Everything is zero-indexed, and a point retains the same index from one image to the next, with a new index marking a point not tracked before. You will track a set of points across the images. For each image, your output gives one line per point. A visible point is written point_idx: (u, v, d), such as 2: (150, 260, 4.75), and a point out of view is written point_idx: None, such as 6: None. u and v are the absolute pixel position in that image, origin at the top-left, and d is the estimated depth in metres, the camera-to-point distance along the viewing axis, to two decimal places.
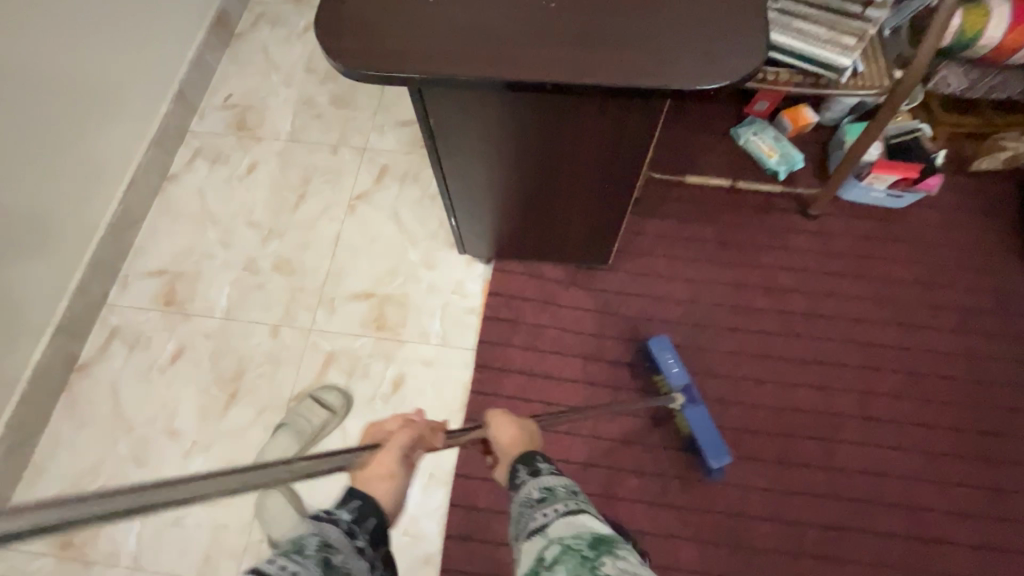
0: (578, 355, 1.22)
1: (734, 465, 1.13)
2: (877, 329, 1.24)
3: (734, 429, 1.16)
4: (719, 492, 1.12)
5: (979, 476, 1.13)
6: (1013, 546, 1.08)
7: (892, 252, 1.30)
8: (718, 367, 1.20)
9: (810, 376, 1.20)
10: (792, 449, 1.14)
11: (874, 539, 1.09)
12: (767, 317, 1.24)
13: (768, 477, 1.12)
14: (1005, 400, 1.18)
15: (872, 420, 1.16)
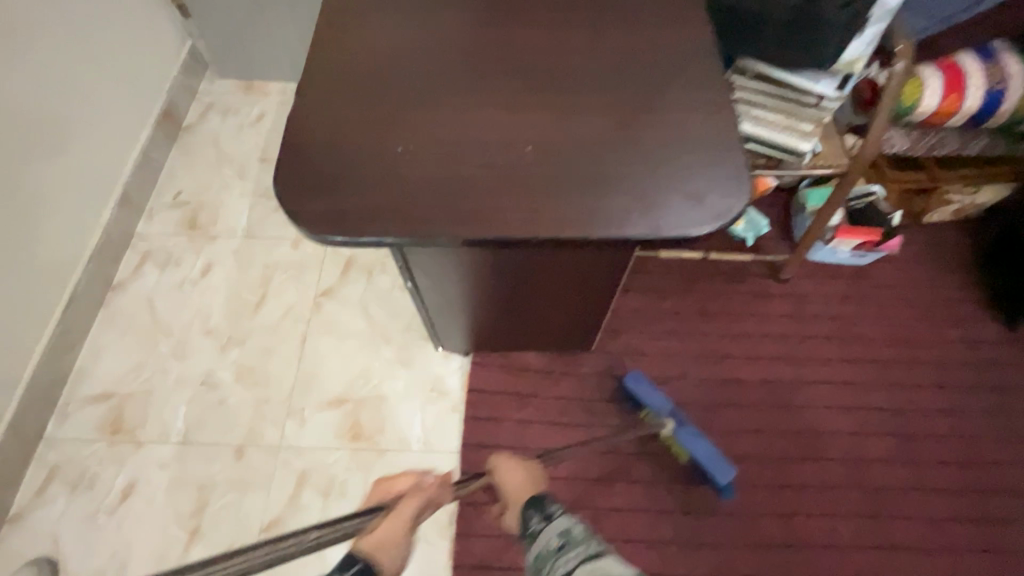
0: (570, 450, 1.16)
1: (744, 554, 1.08)
2: (864, 391, 1.23)
3: (739, 514, 1.11)
4: None
5: (987, 541, 1.11)
6: None
7: (865, 312, 1.32)
8: (715, 447, 1.17)
9: (806, 447, 1.18)
10: (800, 531, 1.11)
11: None
12: (755, 390, 1.23)
13: (780, 563, 1.08)
14: (995, 454, 1.19)
15: (872, 490, 1.15)
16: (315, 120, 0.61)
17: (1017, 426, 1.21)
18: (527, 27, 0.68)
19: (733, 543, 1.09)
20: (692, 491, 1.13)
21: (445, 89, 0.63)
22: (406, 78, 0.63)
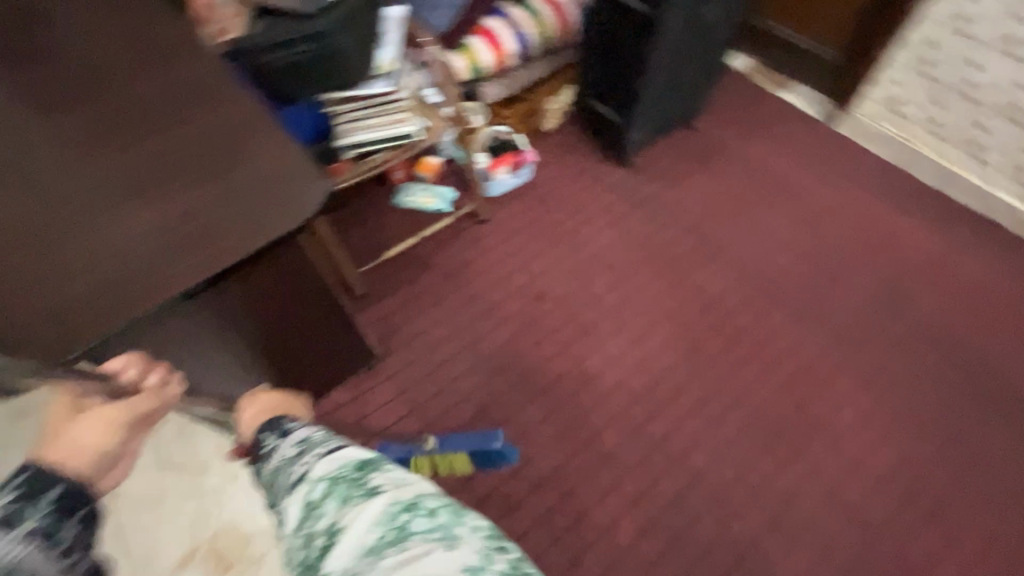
0: (583, 349, 1.40)
1: (733, 343, 1.42)
2: (729, 204, 1.67)
3: (713, 320, 1.45)
4: (744, 368, 1.39)
5: (862, 293, 1.50)
6: (894, 270, 1.55)
7: (708, 187, 1.70)
8: (670, 287, 1.50)
9: (723, 255, 1.56)
10: (758, 354, 1.40)
11: (837, 323, 1.46)
12: (673, 276, 1.52)
13: (757, 335, 1.43)
14: (832, 237, 1.61)
15: (783, 300, 1.48)
16: (114, 345, 0.83)
17: (832, 214, 1.65)
18: (218, 173, 0.79)
19: (722, 340, 1.43)
20: (677, 324, 1.45)
21: (209, 218, 0.76)
22: (97, 267, 0.72)
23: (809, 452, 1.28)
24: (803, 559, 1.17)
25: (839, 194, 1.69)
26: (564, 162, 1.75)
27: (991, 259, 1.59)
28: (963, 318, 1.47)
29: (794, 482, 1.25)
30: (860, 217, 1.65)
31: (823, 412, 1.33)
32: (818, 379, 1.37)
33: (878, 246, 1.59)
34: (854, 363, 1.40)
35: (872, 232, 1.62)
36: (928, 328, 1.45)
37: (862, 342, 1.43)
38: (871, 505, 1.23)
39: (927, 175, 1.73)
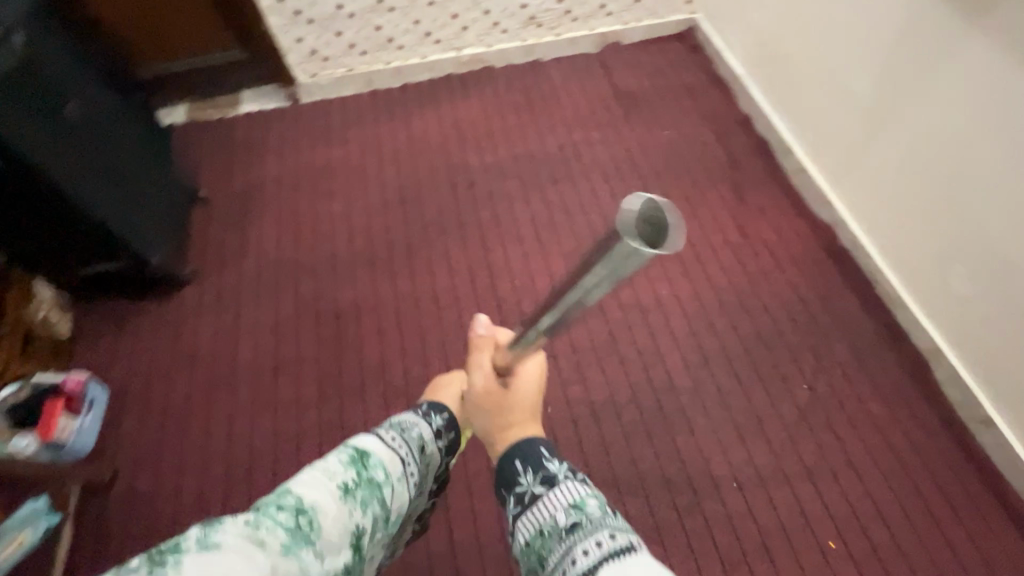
0: (330, 440, 1.28)
1: (414, 303, 1.47)
2: (301, 221, 1.64)
3: (385, 305, 1.47)
4: (436, 308, 1.45)
5: (442, 190, 1.69)
6: (438, 153, 1.78)
7: (274, 230, 1.62)
8: (332, 321, 1.45)
9: (338, 260, 1.55)
10: (437, 293, 1.48)
11: (450, 217, 1.62)
12: (327, 315, 1.45)
13: (419, 279, 1.51)
14: (389, 174, 1.73)
15: (409, 244, 1.57)
16: None
17: (367, 157, 1.78)
18: None
19: (406, 309, 1.46)
20: (367, 338, 1.42)
21: None
22: None
23: (528, 307, 1.44)
24: (594, 364, 1.34)
25: (360, 144, 1.81)
26: (134, 341, 1.44)
27: (474, 91, 1.94)
28: (500, 143, 1.79)
29: None
30: (385, 141, 1.81)
31: (509, 275, 1.50)
32: (481, 264, 1.53)
33: (415, 148, 1.79)
34: (485, 227, 1.60)
35: (402, 143, 1.81)
36: (492, 168, 1.73)
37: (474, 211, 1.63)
38: None
39: (389, 82, 1.94)
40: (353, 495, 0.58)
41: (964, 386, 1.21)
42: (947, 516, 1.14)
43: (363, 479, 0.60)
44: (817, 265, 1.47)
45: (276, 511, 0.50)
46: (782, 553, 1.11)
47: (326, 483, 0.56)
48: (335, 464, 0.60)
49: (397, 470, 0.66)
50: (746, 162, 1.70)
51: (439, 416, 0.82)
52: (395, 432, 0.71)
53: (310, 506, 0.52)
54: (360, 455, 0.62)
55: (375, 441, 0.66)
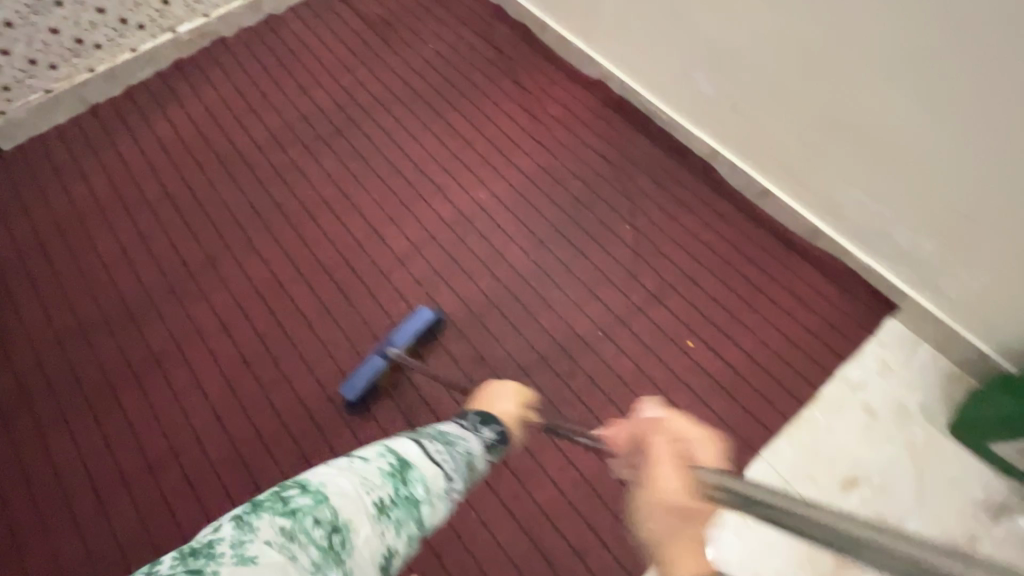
0: (207, 481, 1.15)
1: (239, 309, 1.32)
2: (67, 280, 1.38)
3: (207, 324, 1.31)
4: (265, 304, 1.33)
5: (221, 184, 1.50)
6: (200, 148, 1.56)
7: (40, 304, 1.35)
8: (153, 366, 1.26)
9: (132, 301, 1.34)
10: (260, 290, 1.34)
11: (242, 209, 1.46)
12: (145, 364, 1.26)
13: (234, 283, 1.35)
14: (152, 191, 1.50)
15: (208, 254, 1.39)
16: None
17: (118, 182, 1.52)
18: None
19: (231, 319, 1.31)
20: (202, 365, 1.26)
21: None
22: None
23: (360, 264, 1.37)
24: (443, 288, 1.33)
25: (103, 172, 1.53)
26: None
27: (213, 68, 1.70)
28: (264, 114, 1.62)
29: (383, 282, 1.34)
30: (132, 158, 1.55)
31: (328, 241, 1.40)
32: (294, 242, 1.40)
33: (171, 152, 1.56)
34: (284, 203, 1.46)
35: (153, 152, 1.56)
36: (267, 143, 1.57)
37: (266, 192, 1.48)
38: (408, 225, 1.42)
39: (107, 90, 1.65)
40: (389, 516, 0.55)
41: (742, 171, 1.37)
42: (765, 279, 1.31)
43: (401, 498, 0.57)
44: (603, 119, 1.55)
45: (313, 526, 0.50)
46: (657, 370, 1.22)
47: (363, 496, 0.54)
48: (376, 476, 0.57)
49: (441, 484, 0.62)
50: (512, 46, 1.70)
51: (492, 430, 0.80)
52: (442, 446, 0.66)
53: (344, 525, 0.51)
54: (403, 469, 0.60)
55: (421, 458, 0.62)
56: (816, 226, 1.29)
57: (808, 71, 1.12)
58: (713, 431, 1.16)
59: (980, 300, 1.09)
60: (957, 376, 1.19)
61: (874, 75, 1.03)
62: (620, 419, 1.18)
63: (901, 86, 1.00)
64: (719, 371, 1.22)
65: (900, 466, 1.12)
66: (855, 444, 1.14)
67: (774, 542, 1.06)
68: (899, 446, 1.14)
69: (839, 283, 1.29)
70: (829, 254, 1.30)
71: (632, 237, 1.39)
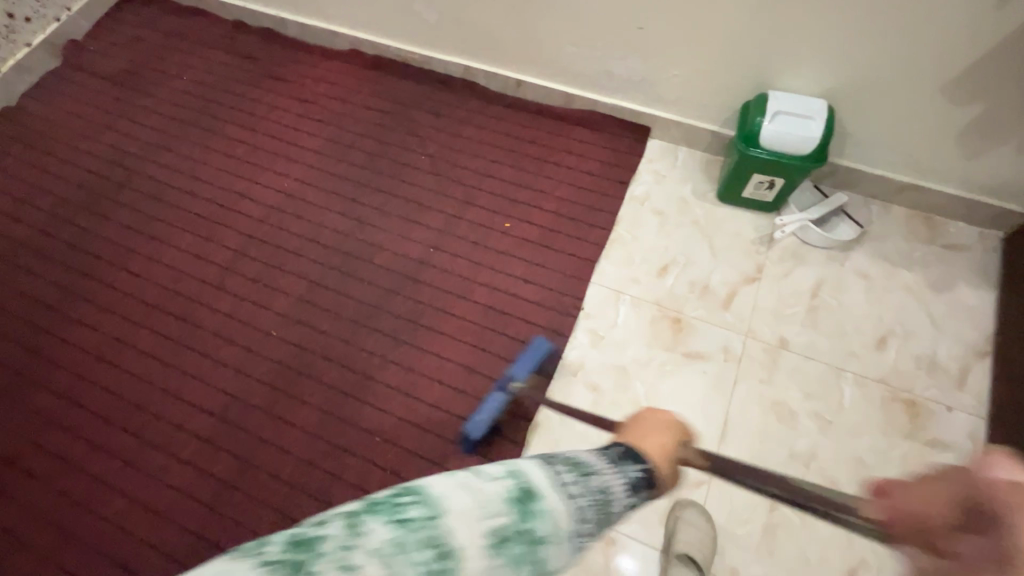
0: (115, 541, 1.12)
1: (86, 379, 1.29)
2: None
3: (57, 407, 1.26)
4: (112, 362, 1.30)
5: (14, 278, 1.43)
6: None
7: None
8: (16, 469, 1.20)
9: None
10: (98, 353, 1.31)
11: (50, 292, 1.40)
12: (0, 471, 1.20)
13: (70, 360, 1.31)
14: None
15: (27, 345, 1.34)
16: None
17: None
18: None
19: (82, 390, 1.28)
20: (68, 444, 1.22)
21: None
22: None
23: (190, 288, 1.38)
24: (279, 274, 1.38)
25: None
26: None
27: None
28: (36, 197, 1.55)
29: (219, 293, 1.37)
30: None
31: (152, 282, 1.40)
32: (114, 296, 1.38)
33: None
34: (94, 268, 1.43)
35: None
36: (49, 222, 1.51)
37: (69, 266, 1.44)
38: (223, 234, 1.45)
39: None
40: (502, 552, 0.43)
41: (492, 74, 1.55)
42: (544, 151, 1.51)
43: (521, 532, 0.44)
44: (367, 80, 1.68)
45: (410, 534, 0.41)
46: (487, 256, 1.37)
47: (475, 525, 0.42)
48: (495, 500, 0.44)
49: (569, 504, 0.47)
50: (263, 52, 1.77)
51: (631, 464, 0.54)
52: (579, 468, 0.51)
53: (449, 560, 0.40)
54: (529, 493, 0.46)
55: (553, 487, 0.47)
56: (563, 91, 1.50)
57: None
58: (548, 280, 1.33)
59: (687, 91, 1.35)
60: (709, 159, 1.46)
61: None
62: (473, 306, 1.31)
63: None
64: (536, 234, 1.39)
65: (693, 240, 1.35)
66: (656, 239, 1.36)
67: (622, 337, 1.25)
68: (688, 226, 1.37)
69: (599, 129, 1.51)
70: (584, 109, 1.52)
71: (428, 162, 1.53)
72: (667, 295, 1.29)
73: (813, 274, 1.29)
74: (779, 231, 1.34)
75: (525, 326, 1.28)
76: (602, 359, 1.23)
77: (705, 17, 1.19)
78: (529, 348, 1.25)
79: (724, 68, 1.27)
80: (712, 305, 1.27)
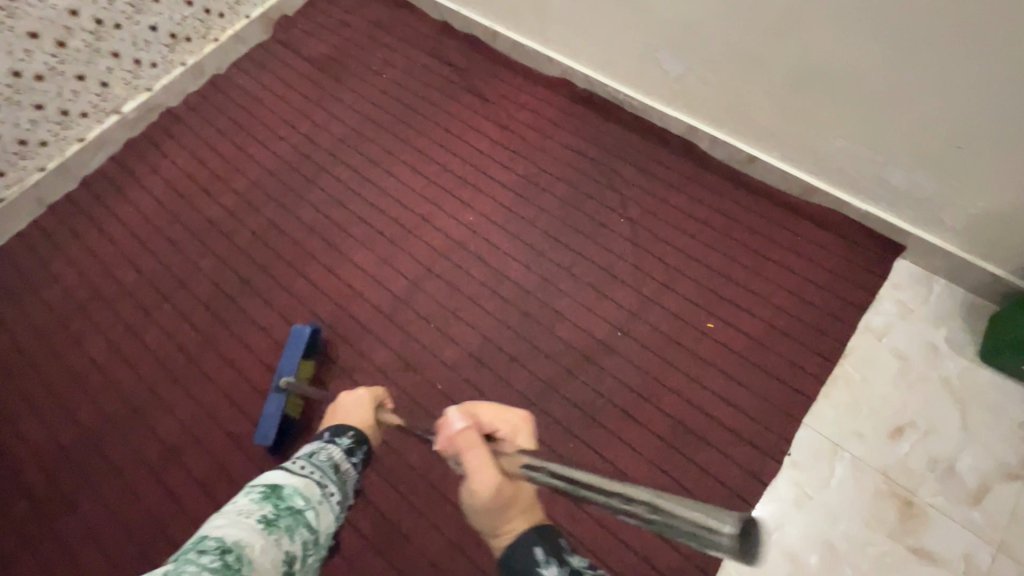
0: None
1: (251, 385, 1.28)
2: (65, 390, 1.32)
3: (221, 406, 1.27)
4: (278, 373, 1.29)
5: (200, 257, 1.45)
6: (173, 225, 1.51)
7: (31, 416, 1.30)
8: (176, 461, 1.22)
9: (138, 398, 1.29)
10: (265, 360, 1.31)
11: (230, 280, 1.41)
12: (161, 458, 1.23)
13: (241, 359, 1.31)
14: (131, 279, 1.44)
15: (203, 333, 1.35)
16: None
17: (94, 276, 1.45)
18: None
19: (247, 396, 1.27)
20: (225, 449, 1.22)
21: None
22: None
23: (362, 312, 1.33)
24: (451, 319, 1.30)
25: (74, 268, 1.46)
26: None
27: (168, 141, 1.64)
28: (230, 176, 1.57)
29: (389, 326, 1.31)
30: (104, 249, 1.49)
31: (326, 295, 1.37)
32: (289, 302, 1.37)
33: (144, 235, 1.50)
34: (273, 266, 1.42)
35: (127, 238, 1.50)
36: (239, 205, 1.52)
37: (251, 258, 1.44)
38: (400, 261, 1.39)
39: (61, 186, 1.57)
40: (277, 524, 0.61)
41: (722, 143, 1.36)
42: (766, 245, 1.30)
43: (283, 509, 0.63)
44: (572, 116, 1.54)
45: (200, 556, 0.53)
46: (681, 358, 1.21)
47: (244, 522, 0.59)
48: (251, 504, 0.62)
49: (310, 484, 0.69)
50: (466, 62, 1.67)
51: (348, 437, 0.87)
52: (305, 461, 0.75)
53: (234, 544, 0.56)
54: (275, 490, 0.65)
55: (288, 477, 0.68)
56: (808, 182, 1.29)
57: (845, 53, 1.05)
58: (750, 407, 1.15)
59: (977, 226, 1.11)
60: (978, 303, 1.19)
61: (921, 53, 0.97)
62: (657, 415, 1.16)
63: (954, 64, 0.95)
64: (742, 346, 1.21)
65: (941, 404, 1.12)
66: (893, 392, 1.13)
67: (835, 506, 1.05)
68: (938, 384, 1.13)
69: (840, 233, 1.28)
70: (824, 207, 1.30)
71: (627, 228, 1.37)
72: (897, 467, 1.07)
73: None
74: None
75: (716, 457, 1.11)
76: (806, 527, 1.04)
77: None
78: (716, 485, 1.09)
79: None
80: (956, 496, 1.04)
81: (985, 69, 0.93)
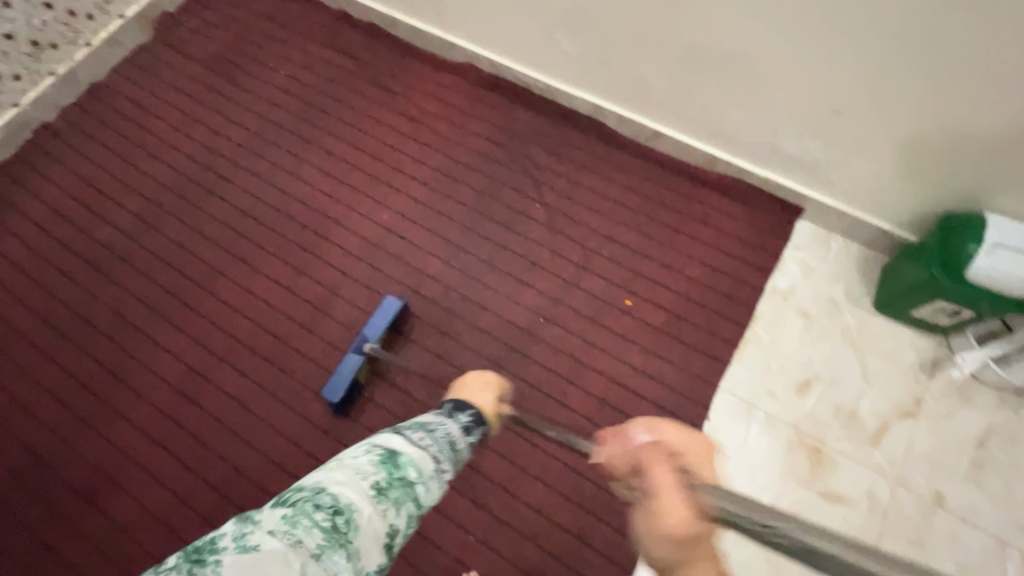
0: None
1: (168, 415, 1.22)
2: None
3: (138, 441, 1.20)
4: (195, 399, 1.23)
5: (97, 286, 1.35)
6: (63, 252, 1.40)
7: None
8: (94, 505, 1.16)
9: (42, 444, 1.21)
10: (181, 387, 1.24)
11: (133, 306, 1.32)
12: (77, 505, 1.16)
13: (154, 390, 1.24)
14: (21, 317, 1.33)
15: (109, 367, 1.27)
16: None
17: None
18: None
19: (164, 427, 1.21)
20: (146, 485, 1.17)
21: None
22: None
23: (280, 326, 1.28)
24: None
25: None
26: None
27: (48, 160, 1.51)
28: (123, 194, 1.46)
29: (309, 338, 1.27)
30: None
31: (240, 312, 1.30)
32: (201, 324, 1.30)
33: (31, 267, 1.38)
34: (180, 287, 1.34)
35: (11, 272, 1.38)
36: (136, 226, 1.42)
37: (154, 280, 1.35)
38: (316, 268, 1.34)
39: None
40: (387, 494, 0.54)
41: (628, 120, 1.37)
42: (678, 219, 1.33)
43: (395, 479, 0.55)
44: (482, 103, 1.50)
45: (313, 510, 0.48)
46: (603, 338, 1.23)
47: (360, 482, 0.52)
48: (369, 465, 0.55)
49: (428, 459, 0.60)
50: (368, 53, 1.60)
51: (465, 413, 0.74)
52: (422, 433, 0.64)
53: (346, 506, 0.49)
54: (392, 454, 0.58)
55: (409, 446, 0.60)
56: (713, 153, 1.32)
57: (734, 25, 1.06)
58: (671, 378, 1.19)
59: (864, 185, 1.17)
60: (869, 255, 1.27)
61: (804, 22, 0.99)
62: (584, 397, 1.18)
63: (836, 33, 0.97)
64: (661, 320, 1.24)
65: (841, 354, 1.19)
66: (798, 347, 1.20)
67: (752, 463, 1.11)
68: (837, 336, 1.21)
69: (744, 201, 1.33)
70: (728, 177, 1.34)
71: (544, 213, 1.37)
72: (806, 418, 1.14)
73: (981, 420, 1.12)
74: (953, 366, 1.16)
75: None
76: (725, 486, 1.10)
77: (908, 117, 1.02)
78: None
79: (916, 172, 1.09)
80: (858, 439, 1.12)
81: (860, 37, 0.96)
